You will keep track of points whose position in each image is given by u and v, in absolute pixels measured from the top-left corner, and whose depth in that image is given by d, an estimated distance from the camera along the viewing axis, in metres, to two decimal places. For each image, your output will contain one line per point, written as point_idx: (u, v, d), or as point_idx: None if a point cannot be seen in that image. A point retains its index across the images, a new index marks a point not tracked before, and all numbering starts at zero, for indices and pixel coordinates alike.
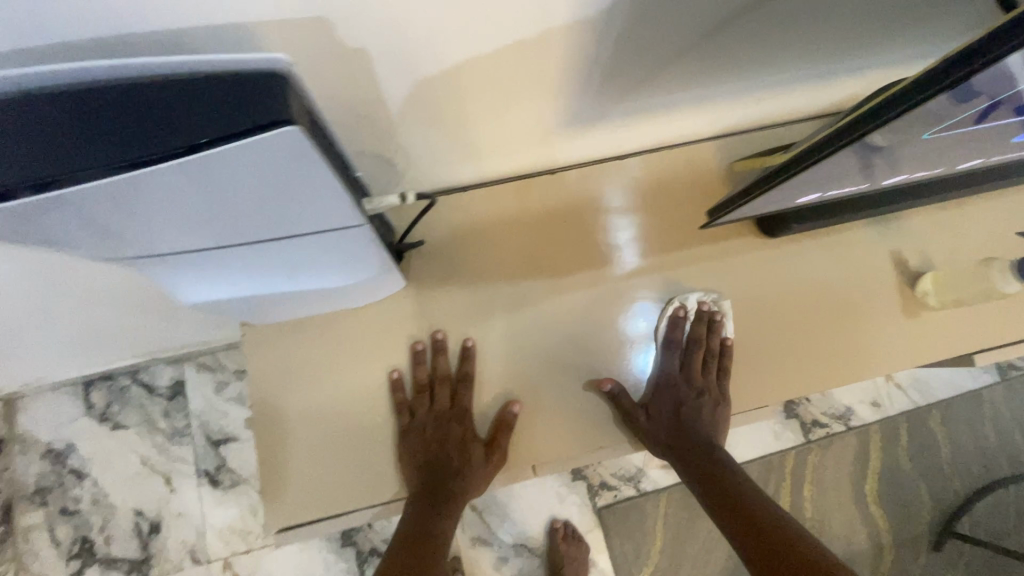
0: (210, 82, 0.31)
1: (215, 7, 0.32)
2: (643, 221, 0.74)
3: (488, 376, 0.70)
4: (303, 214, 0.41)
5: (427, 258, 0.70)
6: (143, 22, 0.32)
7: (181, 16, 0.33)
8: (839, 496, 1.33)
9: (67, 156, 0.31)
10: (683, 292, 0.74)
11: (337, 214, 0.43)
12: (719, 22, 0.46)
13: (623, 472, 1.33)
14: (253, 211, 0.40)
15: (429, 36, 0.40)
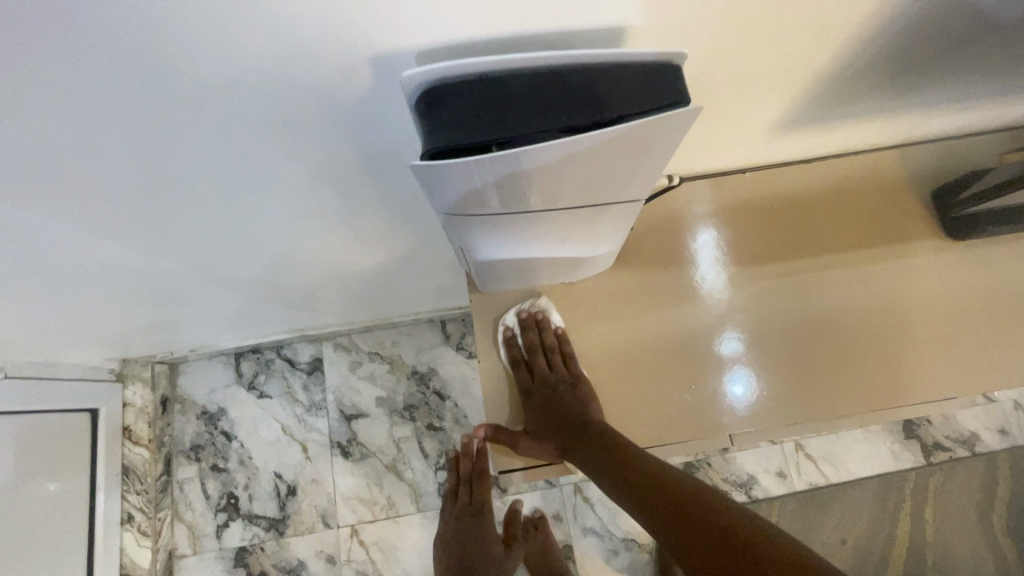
0: (624, 70, 0.38)
1: (610, 14, 0.42)
2: (823, 223, 0.79)
3: (685, 353, 0.76)
4: (633, 182, 0.49)
5: (631, 245, 0.79)
6: (555, 28, 0.42)
7: (581, 22, 0.42)
8: (962, 522, 1.29)
9: (513, 126, 0.39)
10: (502, 313, 0.80)
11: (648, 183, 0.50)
12: (958, 30, 0.53)
13: (734, 478, 1.34)
14: (604, 180, 0.47)
15: (731, 39, 0.48)
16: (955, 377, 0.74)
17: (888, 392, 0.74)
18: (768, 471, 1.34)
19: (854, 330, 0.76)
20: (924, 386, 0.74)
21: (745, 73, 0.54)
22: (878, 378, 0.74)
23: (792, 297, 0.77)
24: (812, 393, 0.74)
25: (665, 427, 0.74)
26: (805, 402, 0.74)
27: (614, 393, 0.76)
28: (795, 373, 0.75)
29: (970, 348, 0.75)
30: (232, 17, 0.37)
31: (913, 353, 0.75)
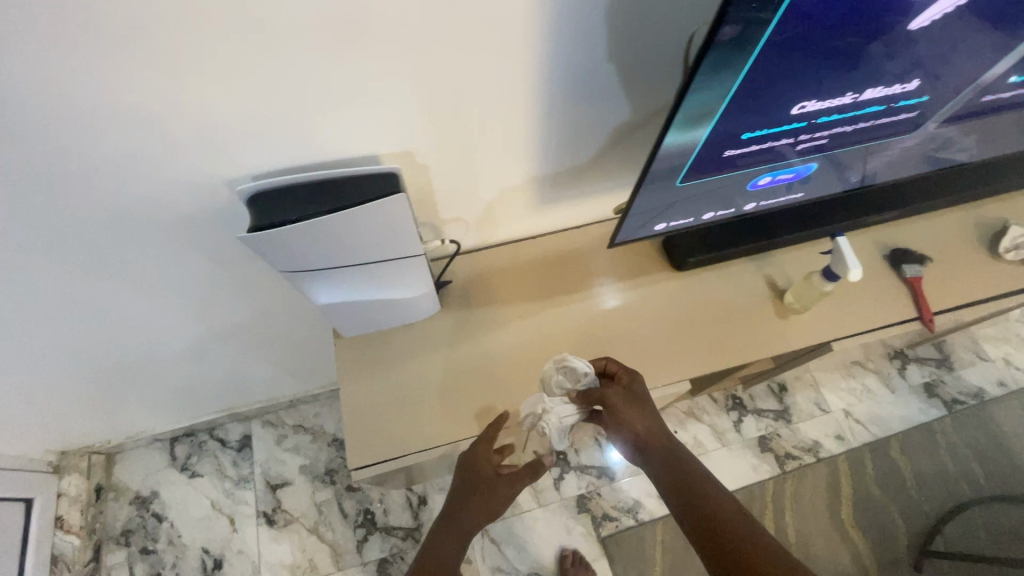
0: (362, 183, 0.69)
1: (357, 147, 0.71)
2: (599, 265, 1.05)
3: (505, 364, 0.97)
4: (402, 241, 0.76)
5: (453, 293, 1.01)
6: (334, 155, 0.71)
7: (347, 153, 0.71)
8: (817, 521, 1.48)
9: (291, 209, 0.67)
10: (394, 334, 0.99)
11: (410, 244, 0.78)
12: (607, 137, 0.85)
13: (622, 504, 1.51)
14: (375, 241, 0.74)
15: (452, 152, 0.78)
16: (702, 361, 0.98)
17: (654, 376, 0.96)
18: (649, 494, 1.52)
19: (629, 334, 0.99)
20: (680, 370, 0.96)
21: (486, 167, 0.84)
22: (656, 361, 0.97)
23: (583, 317, 1.00)
24: (653, 367, 0.97)
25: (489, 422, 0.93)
26: (654, 371, 0.96)
27: (508, 380, 0.96)
28: (587, 370, 0.97)
29: (713, 339, 0.99)
30: (124, 166, 0.64)
31: (672, 346, 0.98)
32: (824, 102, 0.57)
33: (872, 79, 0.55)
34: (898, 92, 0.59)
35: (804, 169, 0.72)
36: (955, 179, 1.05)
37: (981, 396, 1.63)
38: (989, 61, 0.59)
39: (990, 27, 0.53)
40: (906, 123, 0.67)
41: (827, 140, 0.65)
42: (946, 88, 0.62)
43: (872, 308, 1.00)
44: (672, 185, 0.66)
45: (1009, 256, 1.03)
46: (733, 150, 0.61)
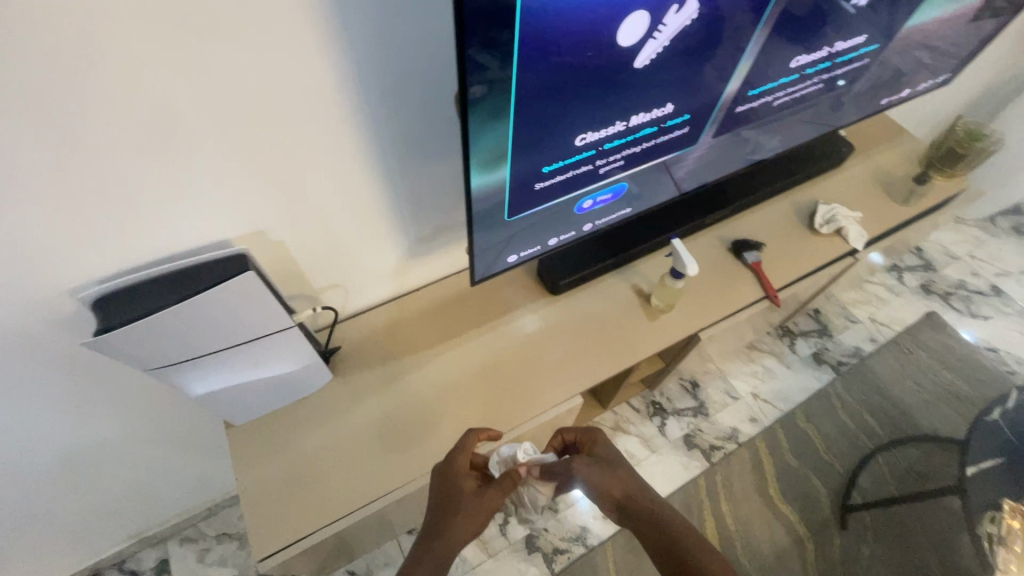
0: (214, 270, 0.74)
1: (207, 234, 0.75)
2: (483, 303, 1.12)
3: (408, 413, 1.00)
4: (269, 317, 0.80)
5: (345, 357, 1.04)
6: (185, 248, 0.75)
7: (199, 241, 0.75)
8: (751, 503, 1.55)
9: (141, 306, 0.70)
10: (291, 410, 0.99)
11: (279, 319, 0.81)
12: (455, 188, 0.95)
13: (569, 534, 1.51)
14: (241, 319, 0.77)
15: (307, 224, 0.83)
16: (589, 373, 1.05)
17: (546, 395, 1.03)
18: (594, 517, 1.53)
19: (518, 362, 1.07)
20: (569, 384, 1.04)
21: (348, 232, 0.89)
22: (550, 382, 1.04)
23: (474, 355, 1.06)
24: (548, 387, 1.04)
25: (398, 474, 0.94)
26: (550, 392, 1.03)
27: (415, 432, 0.98)
28: (486, 403, 1.02)
29: (596, 350, 1.07)
30: None
31: (559, 365, 1.06)
32: (600, 132, 0.67)
33: (632, 108, 0.66)
34: (661, 115, 0.71)
35: (619, 189, 0.84)
36: (765, 175, 1.24)
37: (859, 354, 1.83)
38: (725, 82, 0.72)
39: (710, 56, 0.66)
40: (684, 138, 0.79)
41: (624, 161, 0.76)
42: (702, 107, 0.75)
43: (725, 296, 1.13)
44: (503, 221, 0.73)
45: (824, 229, 1.20)
46: (542, 182, 0.70)
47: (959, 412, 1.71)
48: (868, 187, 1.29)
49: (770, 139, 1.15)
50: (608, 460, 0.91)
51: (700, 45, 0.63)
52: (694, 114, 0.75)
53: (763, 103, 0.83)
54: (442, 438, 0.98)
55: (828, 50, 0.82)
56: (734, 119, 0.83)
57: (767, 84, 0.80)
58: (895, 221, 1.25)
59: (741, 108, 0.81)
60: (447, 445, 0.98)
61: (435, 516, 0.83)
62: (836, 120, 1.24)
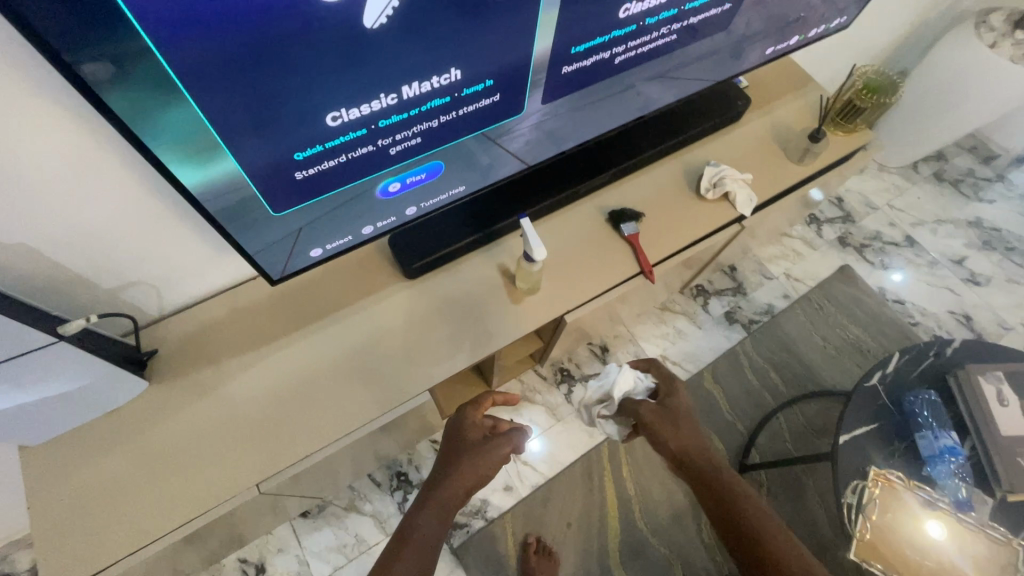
0: None
1: None
2: (331, 292, 1.01)
3: (238, 417, 0.92)
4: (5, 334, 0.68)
5: (165, 359, 0.93)
6: None
7: None
8: (652, 467, 1.55)
9: None
10: (100, 422, 0.88)
11: (22, 333, 0.69)
12: None
13: (469, 508, 1.49)
14: None
15: (45, 223, 0.71)
16: (444, 363, 0.98)
17: (394, 387, 0.96)
18: (495, 490, 1.51)
19: (368, 355, 0.98)
20: (421, 377, 0.97)
21: (116, 230, 0.78)
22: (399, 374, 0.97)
23: (316, 351, 0.97)
24: (396, 381, 0.96)
25: (221, 490, 0.87)
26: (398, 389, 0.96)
27: (246, 440, 0.90)
28: (331, 402, 0.94)
29: (453, 339, 0.99)
30: None
31: (411, 357, 0.98)
32: (362, 106, 0.55)
33: (394, 76, 0.54)
34: (448, 83, 0.59)
35: (437, 168, 0.71)
36: (655, 132, 1.11)
37: (771, 312, 1.81)
38: (529, 42, 0.60)
39: (489, 10, 0.53)
40: (498, 108, 0.67)
41: (421, 139, 0.64)
42: (509, 71, 0.62)
43: (597, 273, 1.05)
44: (270, 216, 0.62)
45: (710, 195, 1.11)
46: (308, 169, 0.59)
47: (861, 366, 1.72)
48: (762, 145, 1.19)
49: (661, 93, 1.02)
50: (679, 415, 1.04)
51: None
52: (498, 79, 0.62)
53: (600, 61, 0.71)
54: (277, 444, 0.91)
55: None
56: (568, 83, 0.71)
57: (597, 39, 0.66)
58: (786, 183, 1.17)
59: (570, 70, 0.68)
60: (281, 452, 0.90)
61: (443, 463, 0.93)
62: (734, 69, 1.10)
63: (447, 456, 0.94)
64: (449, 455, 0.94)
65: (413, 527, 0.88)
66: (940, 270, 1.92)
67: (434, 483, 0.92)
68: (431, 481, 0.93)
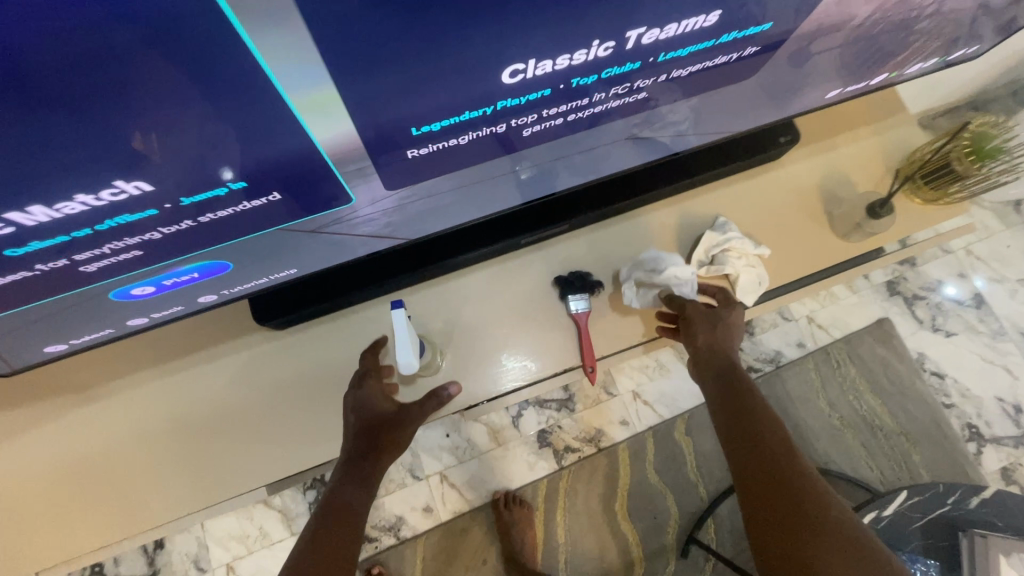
0: None
1: None
2: (192, 325, 0.83)
3: (52, 467, 0.77)
4: None
5: None
6: None
7: None
8: (590, 517, 1.39)
9: None
10: None
11: None
12: None
13: (383, 523, 1.37)
14: None
15: None
16: (314, 440, 0.81)
17: (246, 462, 0.80)
18: (414, 508, 1.39)
19: (223, 413, 0.81)
20: (281, 454, 0.80)
21: None
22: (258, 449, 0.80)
23: (157, 400, 0.81)
24: (252, 454, 0.80)
25: (26, 563, 0.74)
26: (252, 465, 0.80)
27: (59, 501, 0.76)
28: (171, 470, 0.79)
29: (326, 410, 0.82)
30: None
31: (275, 426, 0.81)
32: (8, 228, 0.44)
33: (46, 194, 0.42)
34: (141, 196, 0.47)
35: (223, 265, 0.61)
36: (641, 178, 0.79)
37: (776, 361, 1.52)
38: (299, 129, 0.45)
39: (123, 117, 0.39)
40: (251, 217, 0.55)
41: (142, 249, 0.54)
42: (263, 168, 0.48)
43: (523, 355, 0.81)
44: None
45: (703, 271, 0.81)
46: None
47: (864, 445, 1.46)
48: (800, 202, 0.85)
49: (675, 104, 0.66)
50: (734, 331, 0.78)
51: (63, 103, 0.36)
52: (253, 179, 0.49)
53: (494, 135, 0.57)
54: (102, 513, 0.77)
55: (605, 46, 0.49)
56: (419, 165, 0.57)
57: (452, 119, 0.51)
58: (819, 264, 0.84)
59: (419, 153, 0.54)
60: (102, 521, 0.77)
61: (356, 443, 0.73)
62: (784, 108, 0.76)
63: (359, 435, 0.73)
64: (359, 433, 0.73)
65: (336, 504, 0.71)
66: (1003, 343, 1.56)
67: (350, 463, 0.73)
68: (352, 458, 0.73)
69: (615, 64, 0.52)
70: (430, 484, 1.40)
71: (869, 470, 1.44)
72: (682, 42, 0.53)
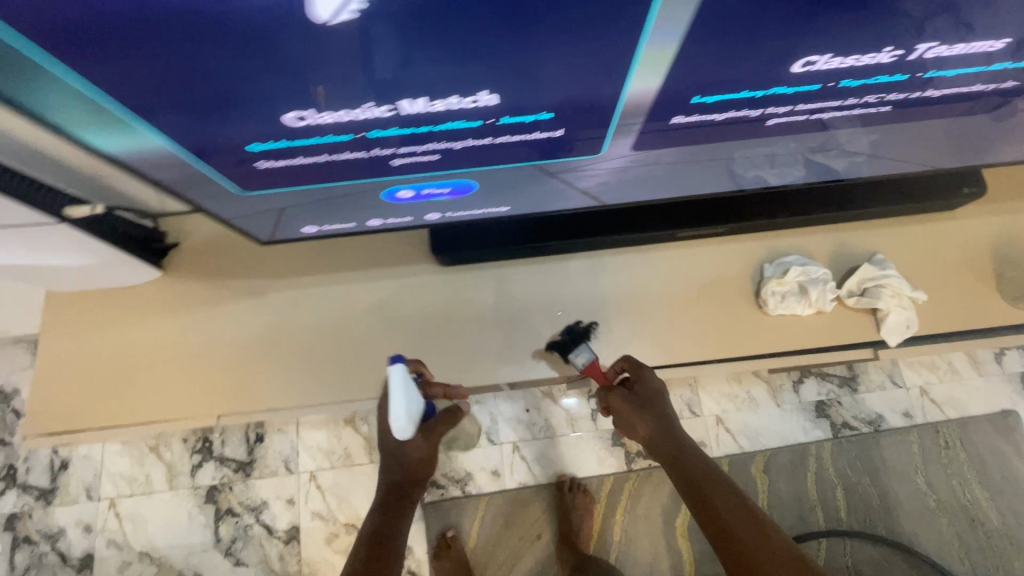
0: None
1: None
2: (359, 246, 0.92)
3: (227, 337, 0.89)
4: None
5: (182, 258, 0.91)
6: None
7: None
8: (649, 524, 1.40)
9: None
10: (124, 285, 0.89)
11: (19, 215, 0.66)
12: None
13: (452, 474, 1.46)
14: None
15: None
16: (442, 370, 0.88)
17: (383, 375, 0.87)
18: (484, 469, 1.46)
19: (372, 323, 0.90)
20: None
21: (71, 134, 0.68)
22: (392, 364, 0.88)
23: (317, 302, 0.90)
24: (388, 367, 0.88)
25: (195, 411, 0.87)
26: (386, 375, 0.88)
27: (227, 368, 0.88)
28: (319, 365, 0.89)
29: (457, 347, 0.88)
30: None
31: (410, 349, 0.89)
32: (383, 112, 0.51)
33: (426, 91, 0.48)
34: (484, 109, 0.52)
35: (473, 185, 0.67)
36: (807, 197, 0.81)
37: (876, 425, 1.45)
38: (622, 77, 0.49)
39: (539, 37, 0.43)
40: (551, 143, 0.59)
41: (442, 156, 0.59)
42: (585, 105, 0.53)
43: (652, 336, 0.86)
44: (237, 193, 0.63)
45: (850, 300, 0.81)
46: (318, 157, 0.57)
47: (958, 535, 1.37)
48: (968, 259, 0.83)
49: (852, 138, 0.68)
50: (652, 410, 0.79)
51: (518, 16, 0.41)
52: (569, 114, 0.54)
53: (746, 117, 0.59)
54: (255, 384, 0.88)
55: (893, 54, 0.51)
56: (685, 132, 0.60)
57: (728, 95, 0.54)
58: (977, 324, 0.81)
59: (681, 121, 0.58)
60: (253, 393, 0.88)
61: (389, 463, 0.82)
62: (978, 158, 0.75)
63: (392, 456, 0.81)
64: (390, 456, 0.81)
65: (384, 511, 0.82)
66: None
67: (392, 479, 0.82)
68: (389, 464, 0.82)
69: (890, 72, 0.54)
70: (502, 450, 1.47)
71: (958, 563, 1.35)
72: (952, 63, 0.54)
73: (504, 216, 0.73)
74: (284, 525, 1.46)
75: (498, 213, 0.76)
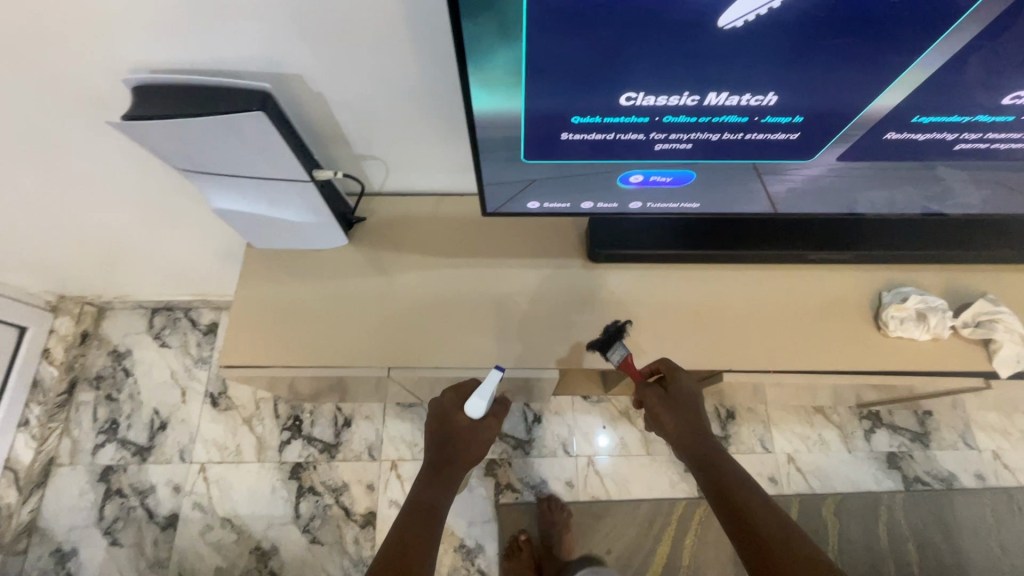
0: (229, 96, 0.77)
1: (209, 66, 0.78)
2: (513, 241, 1.07)
3: (392, 302, 1.02)
4: (276, 164, 0.84)
5: (362, 233, 1.07)
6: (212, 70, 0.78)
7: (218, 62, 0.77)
8: (718, 552, 1.44)
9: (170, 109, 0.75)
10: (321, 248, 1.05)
11: (288, 169, 0.85)
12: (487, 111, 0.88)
13: (528, 479, 1.51)
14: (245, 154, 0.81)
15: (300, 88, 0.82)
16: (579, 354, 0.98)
17: (530, 349, 0.98)
18: (558, 478, 1.51)
19: (522, 306, 1.01)
20: (558, 355, 0.98)
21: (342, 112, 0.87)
22: (539, 341, 0.98)
23: (473, 281, 1.03)
24: (537, 343, 0.98)
25: (360, 361, 0.97)
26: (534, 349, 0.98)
27: (391, 328, 1.00)
28: (473, 335, 0.99)
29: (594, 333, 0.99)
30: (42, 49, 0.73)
31: (553, 331, 0.99)
32: (691, 100, 0.68)
33: (731, 85, 0.65)
34: (759, 106, 0.69)
35: (688, 176, 0.82)
36: (921, 234, 0.94)
37: (949, 483, 1.48)
38: (877, 92, 0.66)
39: (839, 54, 0.61)
40: (784, 144, 0.75)
41: (692, 146, 0.75)
42: (827, 113, 0.70)
43: (779, 342, 0.95)
44: (520, 159, 0.78)
45: (964, 330, 0.91)
46: (603, 134, 0.73)
47: None
48: None
49: (966, 192, 0.84)
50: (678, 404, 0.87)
51: (839, 35, 0.59)
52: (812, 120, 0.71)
53: (940, 141, 0.74)
54: (414, 345, 0.99)
55: None
56: (883, 149, 0.75)
57: (942, 118, 0.70)
58: None
59: (895, 136, 0.73)
60: (411, 352, 0.98)
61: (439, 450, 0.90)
62: None
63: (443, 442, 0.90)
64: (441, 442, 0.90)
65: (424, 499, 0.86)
66: None
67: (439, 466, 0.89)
68: (438, 446, 0.90)
69: None
70: (578, 461, 1.53)
71: None
72: None
73: (694, 210, 0.87)
74: (362, 509, 1.52)
75: (671, 210, 0.90)
